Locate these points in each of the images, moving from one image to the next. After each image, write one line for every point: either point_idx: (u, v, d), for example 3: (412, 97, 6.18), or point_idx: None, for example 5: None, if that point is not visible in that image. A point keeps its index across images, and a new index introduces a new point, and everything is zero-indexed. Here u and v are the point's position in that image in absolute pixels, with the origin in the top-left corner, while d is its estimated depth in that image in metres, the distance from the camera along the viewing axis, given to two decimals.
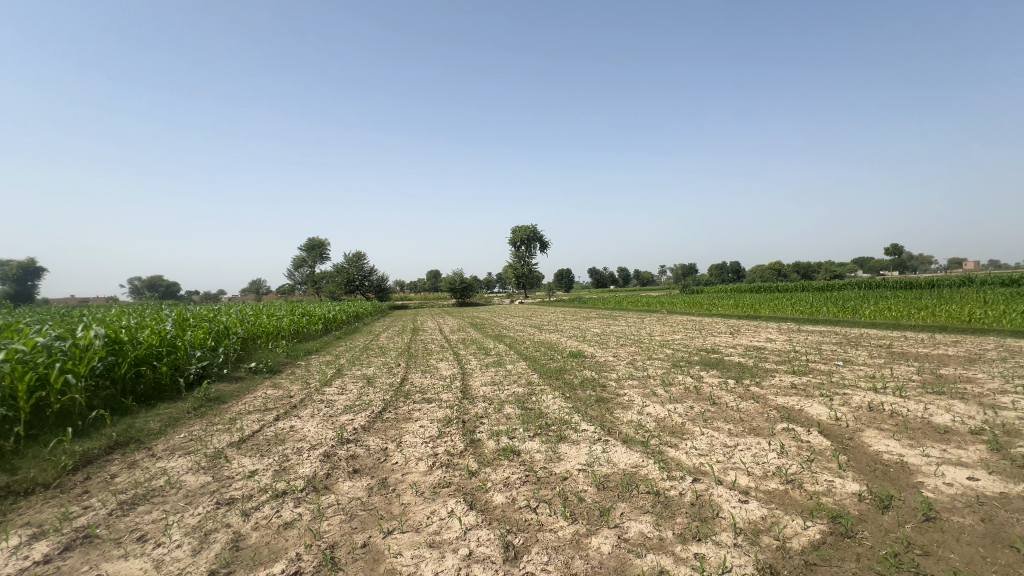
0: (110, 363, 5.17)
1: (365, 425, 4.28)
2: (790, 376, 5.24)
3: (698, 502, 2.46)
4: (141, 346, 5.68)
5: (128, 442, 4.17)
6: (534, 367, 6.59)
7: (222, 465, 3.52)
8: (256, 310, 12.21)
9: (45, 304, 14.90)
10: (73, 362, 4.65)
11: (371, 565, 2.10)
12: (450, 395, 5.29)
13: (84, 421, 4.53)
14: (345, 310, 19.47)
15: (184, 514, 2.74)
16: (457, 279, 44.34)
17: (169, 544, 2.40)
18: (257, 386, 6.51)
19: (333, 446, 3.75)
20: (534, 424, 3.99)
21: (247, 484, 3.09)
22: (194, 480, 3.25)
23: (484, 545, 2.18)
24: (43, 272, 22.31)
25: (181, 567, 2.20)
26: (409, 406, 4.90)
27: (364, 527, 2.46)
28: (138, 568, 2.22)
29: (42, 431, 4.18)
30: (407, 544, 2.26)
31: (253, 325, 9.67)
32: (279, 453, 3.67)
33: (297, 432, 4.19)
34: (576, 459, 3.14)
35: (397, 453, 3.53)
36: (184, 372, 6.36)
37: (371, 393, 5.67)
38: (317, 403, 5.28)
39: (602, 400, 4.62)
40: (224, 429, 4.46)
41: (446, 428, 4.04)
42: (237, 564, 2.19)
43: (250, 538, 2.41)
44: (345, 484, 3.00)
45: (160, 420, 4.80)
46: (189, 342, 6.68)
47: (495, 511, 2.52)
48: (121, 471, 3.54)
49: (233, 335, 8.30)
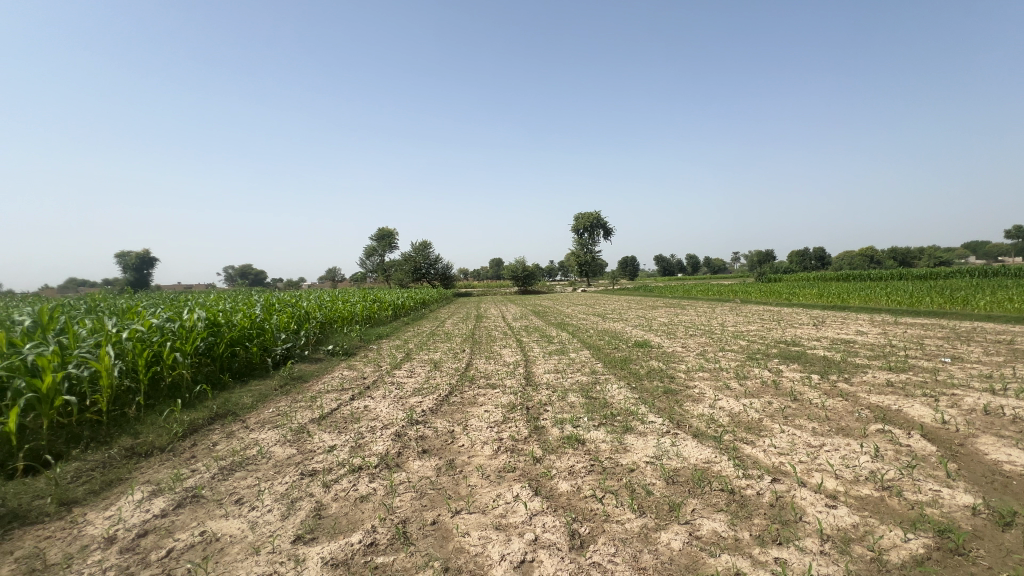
0: (210, 343, 5.75)
1: (433, 408, 4.43)
2: (887, 372, 4.74)
3: (778, 504, 2.30)
4: (235, 328, 6.28)
5: (226, 414, 4.63)
6: (598, 356, 6.50)
7: (305, 439, 3.80)
8: (332, 296, 13.03)
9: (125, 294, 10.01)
10: (181, 341, 5.21)
11: (440, 542, 2.18)
12: (514, 381, 5.36)
13: (191, 393, 5.11)
14: (412, 297, 20.23)
15: (273, 482, 3.00)
16: (519, 266, 44.68)
17: (262, 509, 2.64)
18: (335, 367, 6.97)
19: (403, 426, 3.92)
20: (599, 413, 3.93)
21: (327, 459, 3.32)
22: (281, 452, 3.54)
23: (549, 532, 2.19)
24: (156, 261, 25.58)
25: (272, 530, 2.41)
26: (474, 391, 5.02)
27: (433, 505, 2.56)
28: (236, 528, 2.46)
29: (158, 401, 4.76)
30: (474, 525, 2.31)
31: (331, 310, 10.37)
32: (355, 431, 3.90)
33: (371, 412, 4.44)
34: (643, 451, 3.05)
35: (463, 436, 3.62)
36: (271, 352, 6.96)
37: (438, 376, 5.88)
38: (389, 385, 5.56)
39: (670, 391, 4.46)
40: (307, 406, 4.83)
41: (510, 414, 4.09)
42: (320, 531, 2.36)
43: (331, 509, 2.59)
44: (415, 463, 3.14)
45: (252, 395, 5.30)
46: (275, 325, 7.29)
47: (560, 498, 2.52)
48: (221, 439, 3.94)
49: (313, 319, 8.95)
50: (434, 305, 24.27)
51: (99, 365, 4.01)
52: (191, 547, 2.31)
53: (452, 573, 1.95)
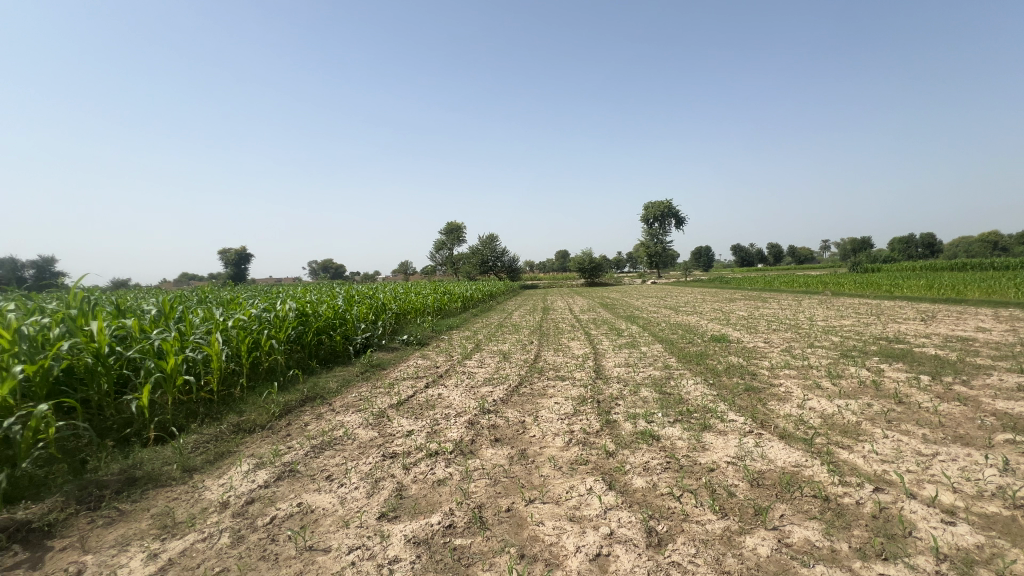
0: (300, 331, 6.27)
1: (503, 398, 4.51)
2: (1016, 375, 4.13)
3: (883, 515, 2.09)
4: (321, 317, 6.79)
5: (315, 397, 5.02)
6: (671, 350, 6.26)
7: (385, 423, 4.04)
8: (405, 289, 13.62)
9: (226, 287, 11.17)
10: (275, 329, 5.73)
11: (515, 529, 2.22)
12: (583, 374, 5.32)
13: (285, 377, 5.61)
14: (480, 289, 20.63)
15: (359, 462, 3.21)
16: (587, 258, 44.04)
17: (350, 486, 2.84)
18: (410, 356, 7.31)
19: (476, 415, 4.03)
20: (674, 409, 3.79)
21: (406, 443, 3.49)
22: (365, 434, 3.78)
23: (625, 527, 2.16)
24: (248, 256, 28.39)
25: (359, 506, 2.59)
26: (543, 383, 5.05)
27: (507, 492, 2.61)
28: (328, 502, 2.67)
29: (258, 383, 5.28)
30: (548, 515, 2.33)
31: (405, 302, 10.88)
32: (431, 417, 4.07)
33: (444, 400, 4.61)
34: (724, 451, 2.91)
35: (534, 427, 3.66)
36: (352, 341, 7.44)
37: (508, 367, 5.97)
38: (460, 374, 5.74)
39: (752, 389, 4.20)
40: (386, 392, 5.12)
41: (580, 407, 4.06)
42: (402, 510, 2.50)
43: (411, 490, 2.73)
44: (488, 451, 3.22)
45: (337, 380, 5.71)
46: (356, 316, 7.78)
47: (635, 494, 2.47)
48: (312, 420, 4.28)
49: (389, 310, 9.44)
50: (501, 297, 24.63)
51: (210, 349, 4.51)
52: (291, 517, 2.54)
53: (528, 560, 1.98)
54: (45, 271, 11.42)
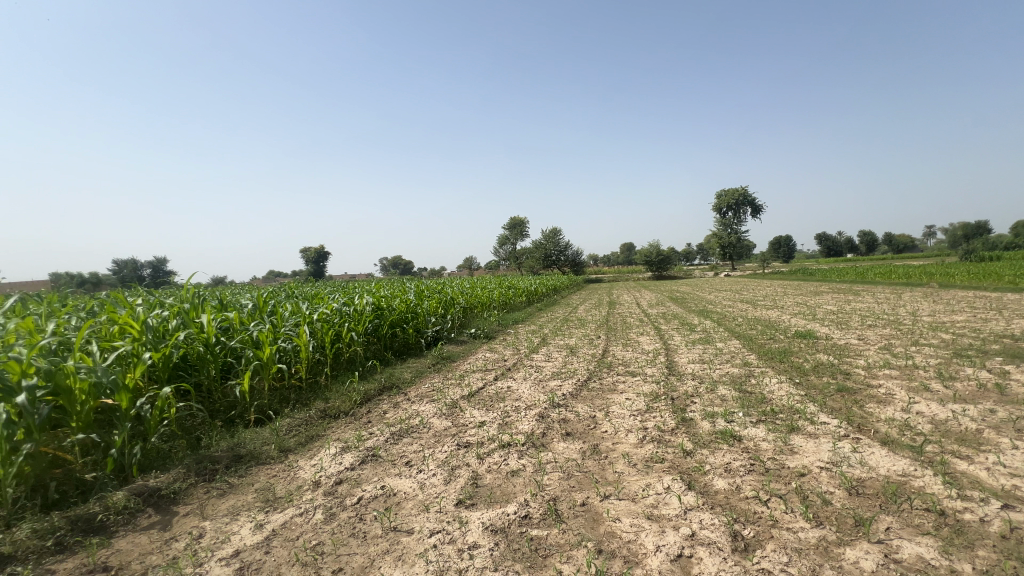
0: (377, 324, 6.62)
1: (572, 392, 4.49)
2: None
3: (1014, 536, 1.85)
4: (395, 311, 7.12)
5: (391, 387, 5.29)
6: (750, 346, 5.90)
7: (458, 413, 4.17)
8: (471, 283, 13.92)
9: (308, 283, 12.05)
10: (354, 322, 6.10)
11: (591, 524, 2.21)
12: (654, 370, 5.16)
13: (364, 367, 5.96)
14: (544, 283, 20.61)
15: (435, 450, 3.34)
16: (654, 250, 42.65)
17: (428, 472, 2.97)
18: (478, 349, 7.49)
19: (546, 408, 4.05)
20: (756, 409, 3.58)
21: (478, 433, 3.58)
22: (439, 423, 3.93)
23: (708, 529, 2.07)
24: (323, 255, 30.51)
25: (438, 492, 2.70)
26: (613, 378, 4.97)
27: (581, 487, 2.60)
28: (409, 486, 2.81)
29: (341, 372, 5.65)
30: (625, 511, 2.30)
31: (471, 297, 11.13)
32: (501, 409, 4.14)
33: (514, 392, 4.67)
34: (816, 455, 2.70)
35: (606, 422, 3.61)
36: (424, 334, 7.75)
37: (576, 362, 5.93)
38: (528, 368, 5.79)
39: (845, 390, 3.86)
40: (457, 383, 5.29)
41: (653, 403, 3.95)
42: (478, 498, 2.57)
43: (486, 479, 2.80)
44: (560, 445, 3.22)
45: (411, 371, 5.98)
46: (426, 310, 8.09)
47: (717, 496, 2.36)
48: (390, 408, 4.52)
49: (457, 304, 9.71)
50: (564, 291, 24.46)
51: (299, 340, 4.89)
52: (376, 498, 2.70)
53: (606, 555, 1.97)
54: (158, 271, 12.86)
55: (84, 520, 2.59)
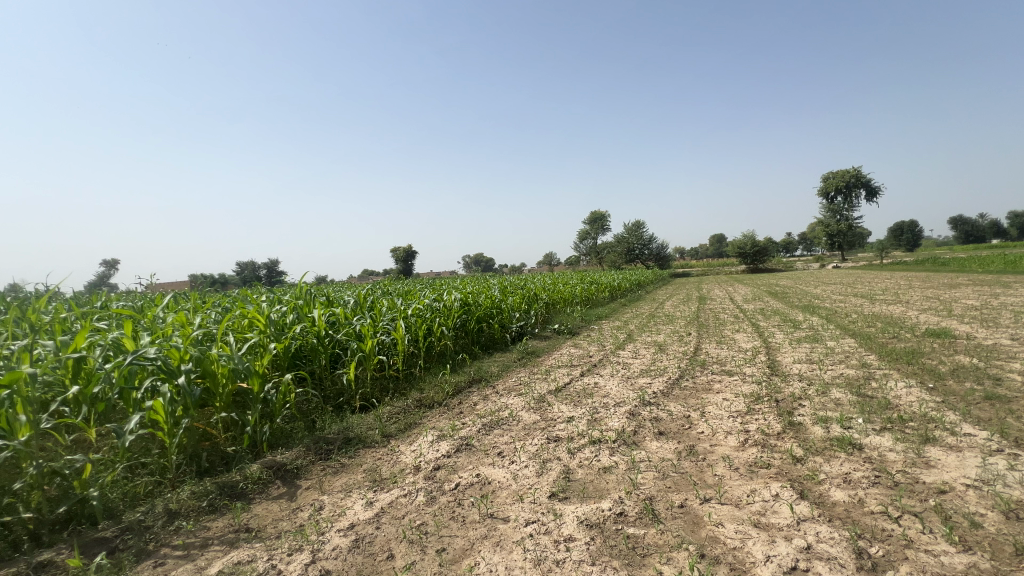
0: (464, 319, 6.89)
1: (664, 390, 4.33)
2: None
3: None
4: (481, 307, 7.35)
5: (480, 379, 5.48)
6: (869, 346, 5.28)
7: (546, 407, 4.21)
8: (552, 279, 13.93)
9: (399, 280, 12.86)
10: (444, 318, 6.39)
11: (692, 527, 2.13)
12: (754, 369, 4.82)
13: (453, 360, 6.22)
14: (626, 278, 20.00)
15: (526, 442, 3.42)
16: (748, 241, 39.71)
17: (520, 464, 3.04)
18: (562, 344, 7.50)
19: (636, 406, 3.96)
20: (880, 415, 3.20)
21: (568, 428, 3.60)
22: (528, 417, 4.00)
23: (826, 543, 1.90)
24: (410, 255, 32.51)
25: (531, 483, 2.76)
26: (708, 377, 4.72)
27: (679, 488, 2.51)
28: (503, 476, 2.90)
29: (433, 365, 5.96)
30: (728, 517, 2.19)
31: (554, 292, 11.16)
32: (589, 405, 4.12)
33: (602, 389, 4.62)
34: (959, 471, 2.36)
35: (702, 423, 3.44)
36: (508, 329, 7.91)
37: (665, 359, 5.72)
38: (615, 364, 5.69)
39: (996, 397, 3.32)
40: (543, 378, 5.35)
41: (755, 405, 3.69)
42: (571, 492, 2.59)
43: (578, 474, 2.80)
44: (654, 444, 3.13)
45: (498, 365, 6.14)
46: (511, 306, 8.25)
47: (836, 508, 2.16)
48: (480, 400, 4.69)
49: (539, 300, 9.79)
50: (649, 286, 23.55)
51: (396, 334, 5.23)
52: (472, 485, 2.83)
53: (709, 560, 1.89)
54: (272, 271, 14.46)
55: (229, 486, 3.01)
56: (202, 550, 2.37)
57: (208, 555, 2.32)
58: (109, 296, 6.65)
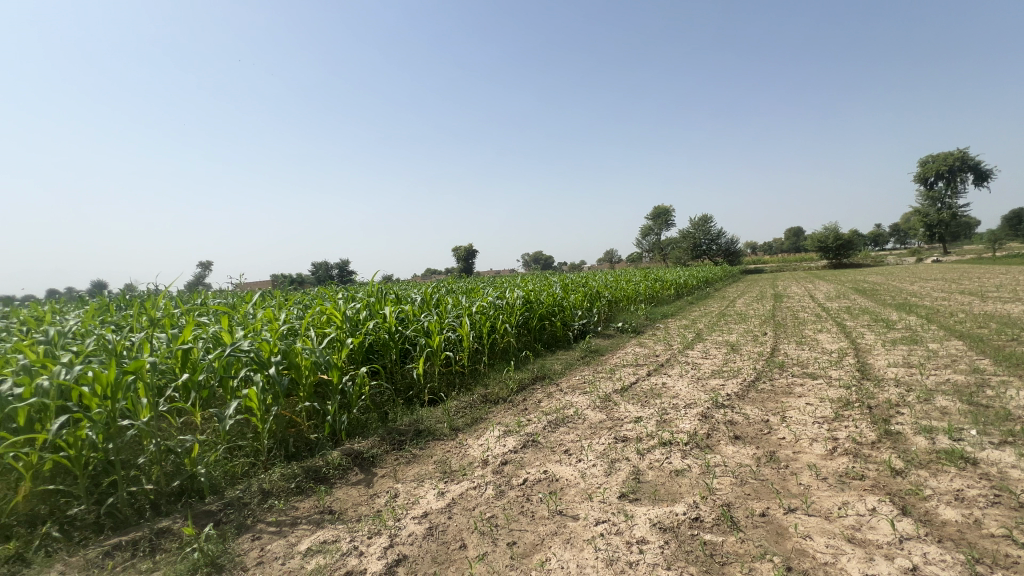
0: (527, 317, 6.93)
1: (739, 393, 4.11)
2: None
3: None
4: (543, 305, 7.36)
5: (544, 377, 5.49)
6: (980, 349, 4.70)
7: (612, 407, 4.14)
8: (614, 277, 13.64)
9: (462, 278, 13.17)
10: (507, 315, 6.47)
11: (776, 538, 2.01)
12: (841, 372, 4.45)
13: (517, 357, 6.28)
14: (693, 275, 19.15)
15: (592, 441, 3.38)
16: (830, 234, 36.77)
17: (588, 462, 3.01)
18: (626, 343, 7.32)
19: (709, 408, 3.79)
20: (998, 427, 2.84)
21: (636, 428, 3.51)
22: (594, 416, 3.95)
23: (935, 565, 1.72)
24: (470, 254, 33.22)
25: (600, 482, 2.72)
26: (787, 379, 4.41)
27: (759, 496, 2.38)
28: (571, 474, 2.89)
29: (497, 361, 6.04)
30: (817, 529, 2.04)
31: (616, 290, 10.93)
32: (658, 406, 4.00)
33: (670, 389, 4.47)
34: None
35: (783, 428, 3.23)
36: (570, 327, 7.86)
37: (738, 360, 5.42)
38: (683, 364, 5.47)
39: None
40: (608, 377, 5.25)
41: (844, 411, 3.41)
42: (642, 494, 2.53)
43: (648, 475, 2.73)
44: (729, 448, 2.98)
45: (561, 363, 6.11)
46: (573, 303, 8.19)
47: (947, 527, 1.95)
48: (544, 397, 4.70)
49: (602, 298, 9.63)
50: (718, 284, 22.39)
51: (462, 331, 5.36)
52: (540, 481, 2.84)
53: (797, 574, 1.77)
54: (344, 271, 15.32)
55: (314, 470, 3.23)
56: (292, 527, 2.57)
57: (297, 533, 2.51)
58: (207, 295, 7.37)
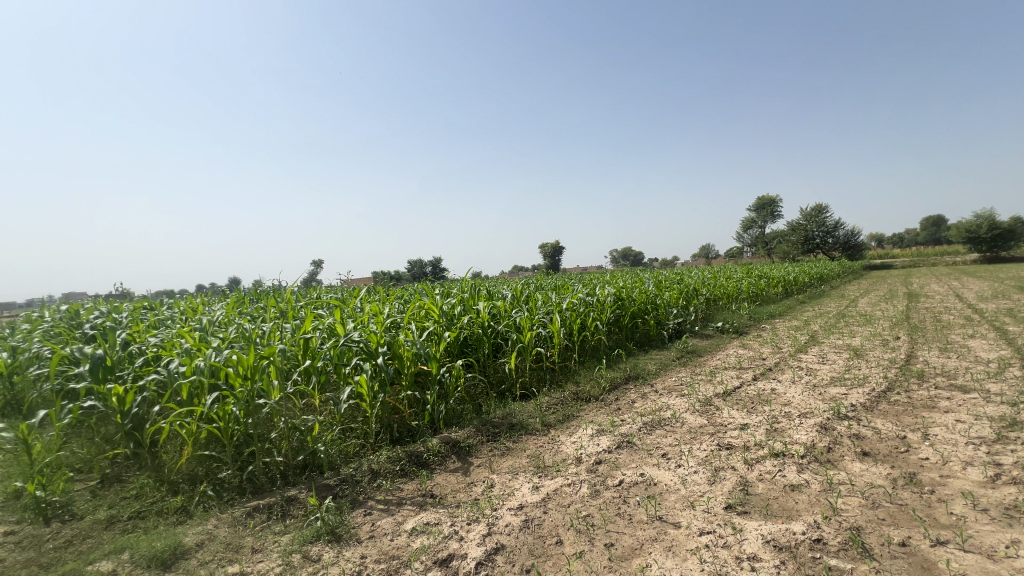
0: (618, 314, 6.75)
1: (866, 403, 3.64)
2: None
3: None
4: (635, 302, 7.11)
5: (637, 377, 5.31)
6: None
7: (714, 411, 3.88)
8: (713, 273, 12.78)
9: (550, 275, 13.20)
10: (598, 313, 6.35)
11: (920, 573, 1.75)
12: (1003, 386, 3.75)
13: (609, 355, 6.14)
14: (805, 271, 17.33)
15: (693, 446, 3.19)
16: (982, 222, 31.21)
17: (688, 469, 2.85)
18: (728, 344, 6.83)
19: (829, 419, 3.40)
20: None
21: (742, 436, 3.26)
22: (693, 420, 3.74)
23: None
24: (557, 250, 33.24)
25: (702, 490, 2.57)
26: (930, 391, 3.82)
27: (897, 522, 2.08)
28: (670, 479, 2.76)
29: (588, 358, 5.96)
30: (976, 568, 1.74)
31: (715, 288, 10.24)
32: (767, 413, 3.67)
33: (782, 396, 4.08)
34: None
35: (926, 447, 2.80)
36: (665, 326, 7.51)
37: (864, 366, 4.80)
38: (796, 369, 4.97)
39: None
40: (708, 380, 4.94)
41: (1007, 432, 2.87)
42: (751, 507, 2.34)
43: (758, 488, 2.52)
44: (857, 465, 2.65)
45: (656, 363, 5.87)
46: (667, 301, 7.81)
47: None
48: (638, 398, 4.55)
49: (699, 296, 9.07)
50: (836, 281, 20.02)
51: (552, 327, 5.37)
52: (636, 484, 2.75)
53: None
54: (437, 268, 16.11)
55: (416, 455, 3.44)
56: (398, 507, 2.75)
57: (403, 512, 2.69)
58: (321, 290, 8.19)
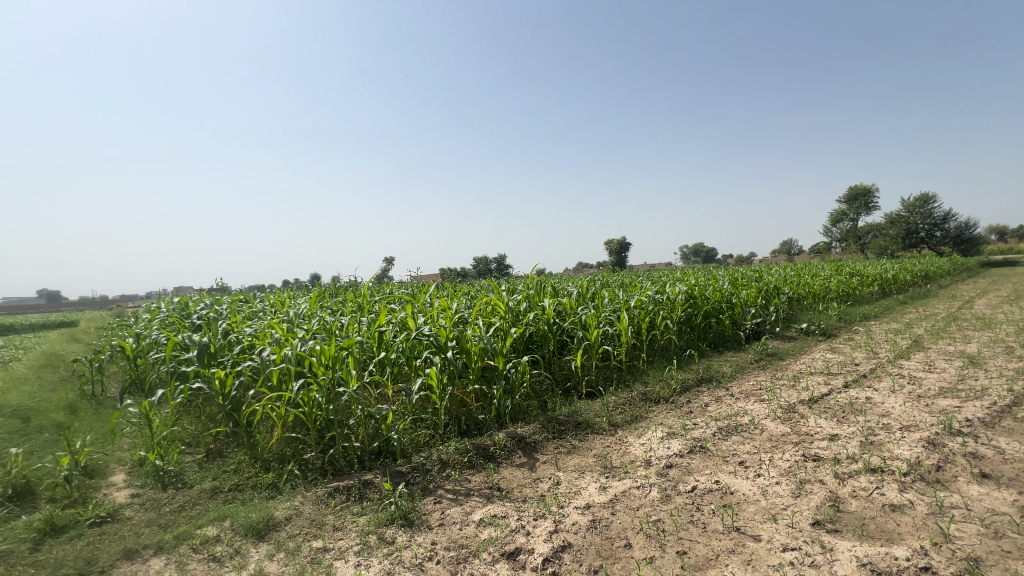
0: (690, 313, 6.44)
1: (985, 418, 3.20)
2: None
3: None
4: (708, 301, 6.75)
5: (711, 379, 5.05)
6: None
7: (799, 419, 3.59)
8: (797, 270, 11.80)
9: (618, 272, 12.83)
10: (667, 311, 6.09)
11: None
12: None
13: (679, 355, 5.89)
14: (906, 269, 15.54)
15: (775, 455, 2.98)
16: None
17: (770, 479, 2.67)
18: (814, 347, 6.29)
19: (938, 433, 3.03)
20: None
21: (832, 447, 2.99)
22: (775, 427, 3.49)
23: None
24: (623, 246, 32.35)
25: (786, 503, 2.39)
26: None
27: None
28: (748, 489, 2.59)
29: (656, 358, 5.75)
30: None
31: (798, 286, 9.46)
32: (862, 424, 3.33)
33: (879, 406, 3.69)
34: None
35: None
36: (741, 326, 7.06)
37: (982, 376, 4.23)
38: (896, 376, 4.48)
39: None
40: (791, 385, 4.58)
41: None
42: (843, 525, 2.14)
43: (852, 505, 2.30)
44: (974, 488, 2.34)
45: (731, 365, 5.54)
46: (744, 300, 7.33)
47: None
48: (711, 401, 4.32)
49: (780, 294, 8.42)
50: (945, 280, 17.77)
51: (620, 325, 5.23)
52: (711, 491, 2.62)
53: None
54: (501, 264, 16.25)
55: (483, 448, 3.50)
56: (466, 497, 2.82)
57: (471, 503, 2.75)
58: (393, 286, 8.57)
